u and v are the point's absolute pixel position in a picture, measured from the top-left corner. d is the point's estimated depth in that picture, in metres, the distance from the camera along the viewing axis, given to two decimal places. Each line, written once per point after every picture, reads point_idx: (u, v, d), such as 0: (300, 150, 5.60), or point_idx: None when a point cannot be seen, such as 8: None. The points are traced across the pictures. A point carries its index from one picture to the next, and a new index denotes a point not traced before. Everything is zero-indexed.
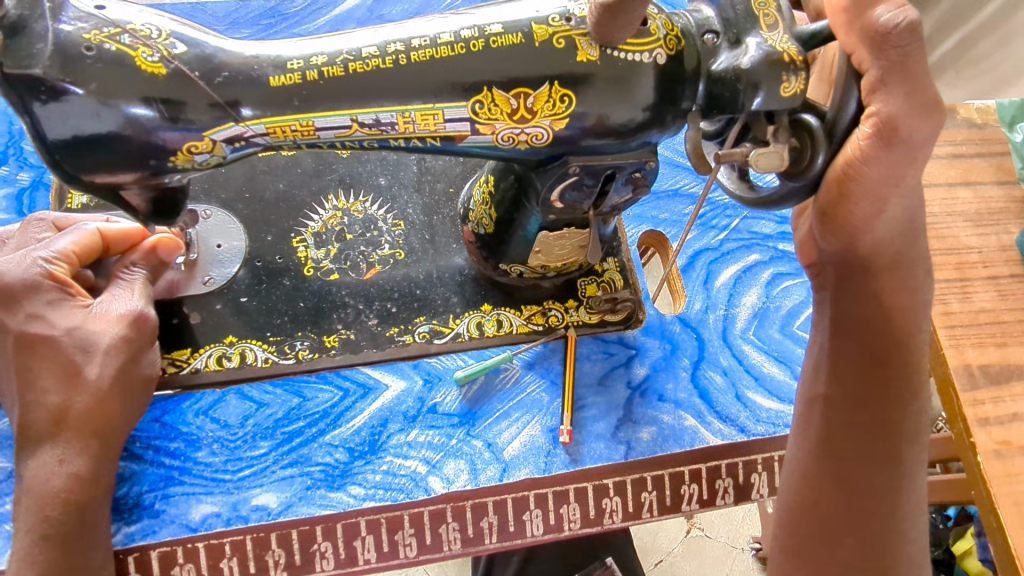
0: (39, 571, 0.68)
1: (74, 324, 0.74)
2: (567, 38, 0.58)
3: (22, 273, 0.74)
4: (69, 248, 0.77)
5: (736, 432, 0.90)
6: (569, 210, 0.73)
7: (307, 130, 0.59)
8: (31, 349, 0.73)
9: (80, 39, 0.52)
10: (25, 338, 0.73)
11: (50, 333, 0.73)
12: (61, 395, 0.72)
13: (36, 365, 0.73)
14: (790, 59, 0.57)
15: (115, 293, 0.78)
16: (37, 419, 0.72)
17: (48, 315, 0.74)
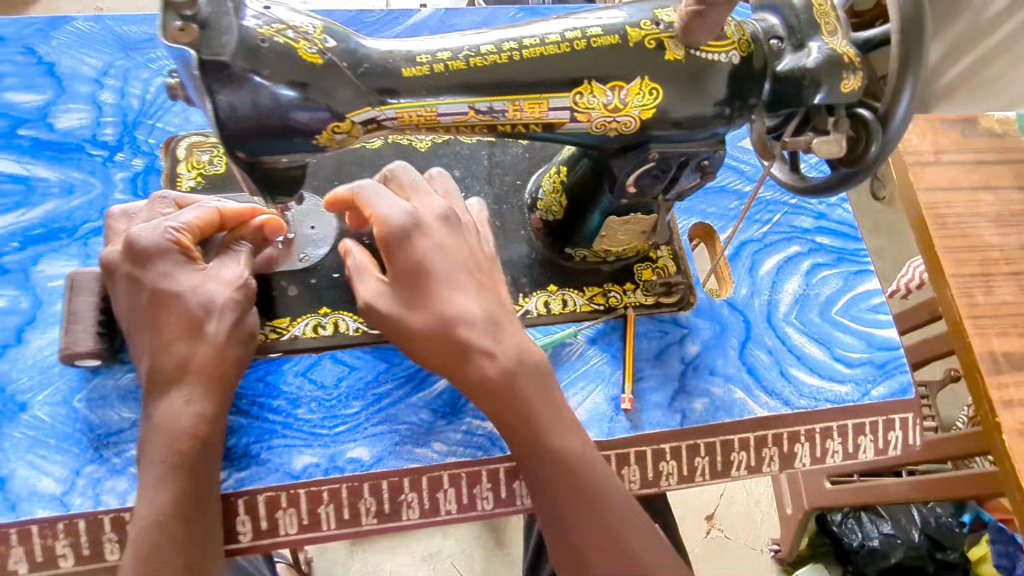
0: (169, 497, 0.76)
1: (197, 284, 0.83)
2: (658, 40, 0.68)
3: (155, 239, 0.83)
4: (194, 221, 0.85)
5: (782, 405, 0.98)
6: (642, 193, 0.81)
7: (431, 115, 0.69)
8: (162, 304, 0.81)
9: (256, 33, 0.62)
10: (154, 295, 0.81)
11: (177, 291, 0.82)
12: (187, 346, 0.81)
13: (164, 318, 0.81)
14: (849, 60, 0.67)
15: (229, 263, 0.87)
16: (166, 366, 0.80)
17: (175, 275, 0.82)
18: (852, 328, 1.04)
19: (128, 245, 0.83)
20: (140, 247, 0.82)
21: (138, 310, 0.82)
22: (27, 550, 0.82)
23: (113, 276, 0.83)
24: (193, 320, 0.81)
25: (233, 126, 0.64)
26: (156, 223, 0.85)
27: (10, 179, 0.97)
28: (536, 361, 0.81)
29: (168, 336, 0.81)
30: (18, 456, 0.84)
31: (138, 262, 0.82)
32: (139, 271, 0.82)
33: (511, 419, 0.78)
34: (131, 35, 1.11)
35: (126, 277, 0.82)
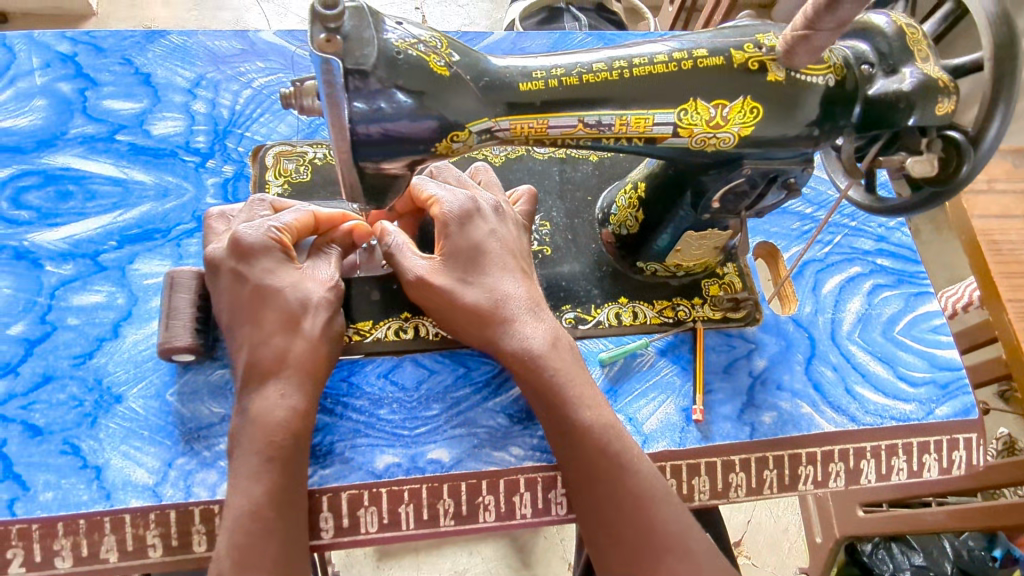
0: (265, 486, 0.77)
1: (296, 282, 0.87)
2: (761, 62, 0.72)
3: (259, 236, 0.86)
4: (293, 223, 0.89)
5: (848, 421, 1.00)
6: (726, 208, 0.86)
7: (541, 128, 0.74)
8: (263, 299, 0.85)
9: (393, 46, 0.66)
10: (256, 288, 0.85)
11: (277, 287, 0.85)
12: (285, 341, 0.84)
13: (264, 313, 0.84)
14: (943, 85, 0.71)
15: (323, 264, 0.91)
16: (264, 359, 0.83)
17: (277, 272, 0.86)
18: (914, 348, 1.06)
19: (233, 241, 0.86)
20: (244, 244, 0.86)
21: (239, 304, 0.85)
22: (119, 539, 0.83)
23: (217, 270, 0.87)
24: (291, 315, 0.85)
25: (361, 130, 0.68)
26: (259, 222, 0.89)
27: (108, 181, 1.03)
28: (589, 390, 0.85)
29: (267, 329, 0.84)
30: (113, 446, 0.86)
31: (242, 258, 0.86)
32: (243, 266, 0.86)
33: (565, 434, 0.82)
34: (222, 51, 1.17)
35: (230, 272, 0.86)
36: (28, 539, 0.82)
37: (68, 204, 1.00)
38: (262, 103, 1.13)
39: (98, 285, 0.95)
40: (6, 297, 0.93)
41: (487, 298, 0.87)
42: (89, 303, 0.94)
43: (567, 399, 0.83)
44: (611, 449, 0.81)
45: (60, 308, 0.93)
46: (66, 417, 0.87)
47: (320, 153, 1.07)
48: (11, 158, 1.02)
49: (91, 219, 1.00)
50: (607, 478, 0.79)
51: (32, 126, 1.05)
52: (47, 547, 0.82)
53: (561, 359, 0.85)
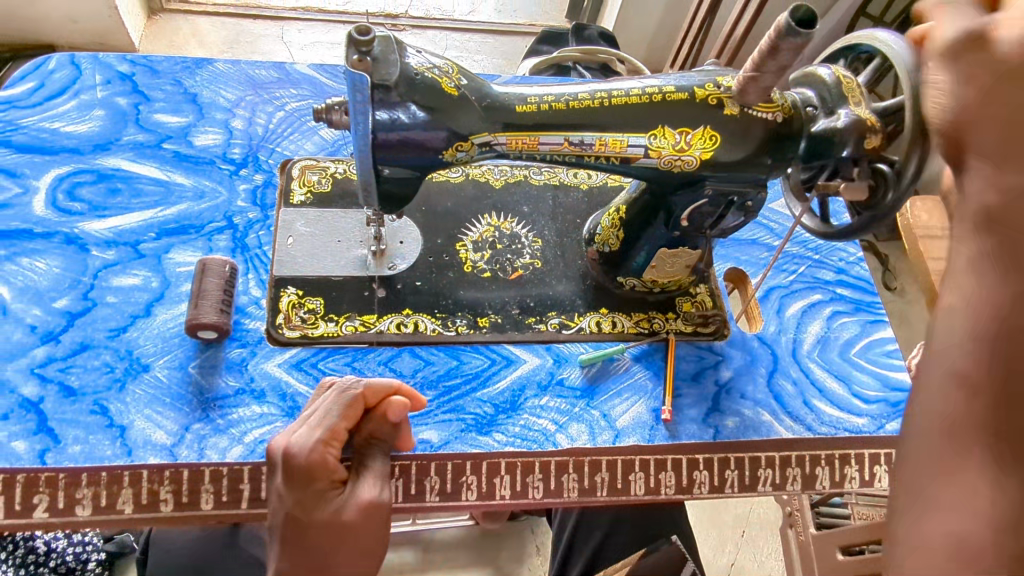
0: None
1: (341, 501, 0.78)
2: (719, 98, 0.86)
3: (301, 450, 0.80)
4: (342, 424, 0.85)
5: (804, 429, 1.09)
6: (693, 225, 0.98)
7: (533, 144, 0.87)
8: (302, 521, 0.77)
9: (413, 69, 0.80)
10: (300, 501, 0.78)
11: (327, 496, 0.79)
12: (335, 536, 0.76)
13: (310, 511, 0.77)
14: (871, 124, 0.84)
15: (370, 478, 0.83)
16: (308, 561, 0.75)
17: (320, 480, 0.79)
18: (869, 369, 1.17)
19: (285, 454, 0.81)
20: (291, 463, 0.80)
21: (280, 516, 0.79)
22: (135, 492, 0.92)
23: (273, 473, 0.83)
24: (330, 519, 0.77)
25: (382, 136, 0.82)
26: (309, 428, 0.84)
27: (152, 182, 1.16)
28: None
29: (317, 532, 0.76)
30: (138, 409, 0.96)
31: (297, 478, 0.79)
32: (287, 486, 0.79)
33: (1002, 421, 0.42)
34: (261, 78, 1.33)
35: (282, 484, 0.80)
36: (54, 486, 0.91)
37: (115, 200, 1.13)
38: (293, 124, 1.28)
39: (136, 269, 1.07)
40: (55, 274, 1.05)
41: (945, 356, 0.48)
42: (126, 284, 1.06)
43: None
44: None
45: (101, 287, 1.05)
46: (98, 381, 0.97)
47: (341, 168, 1.22)
48: (69, 158, 1.16)
49: (135, 212, 1.13)
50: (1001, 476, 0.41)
51: (89, 132, 1.20)
52: (70, 494, 0.91)
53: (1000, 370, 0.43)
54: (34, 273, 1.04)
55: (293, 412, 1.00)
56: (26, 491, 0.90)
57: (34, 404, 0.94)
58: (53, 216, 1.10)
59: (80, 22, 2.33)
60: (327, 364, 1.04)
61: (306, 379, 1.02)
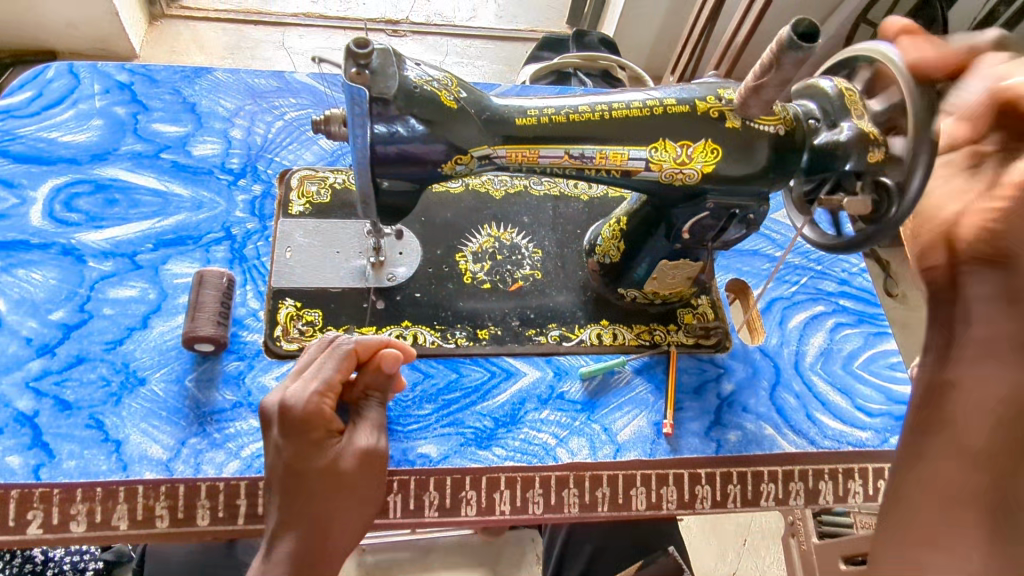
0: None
1: (338, 449, 0.85)
2: (721, 112, 0.86)
3: (300, 402, 0.84)
4: (337, 376, 0.88)
5: (807, 443, 1.08)
6: (695, 238, 0.98)
7: (533, 157, 0.86)
8: (301, 469, 0.82)
9: (412, 82, 0.80)
10: (299, 453, 0.82)
11: (322, 447, 0.84)
12: (334, 487, 0.83)
13: (309, 458, 0.82)
14: (874, 137, 0.83)
15: (366, 428, 0.89)
16: (307, 511, 0.81)
17: (317, 431, 0.84)
18: (872, 382, 1.15)
19: (281, 407, 0.85)
20: (289, 415, 0.83)
21: (276, 466, 0.83)
22: (130, 508, 0.91)
23: (267, 427, 0.86)
24: (328, 470, 0.83)
25: (381, 149, 0.81)
26: (304, 381, 0.87)
27: (150, 192, 1.16)
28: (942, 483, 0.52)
29: (313, 479, 0.82)
30: (134, 423, 0.95)
31: (294, 429, 0.83)
32: (286, 438, 0.83)
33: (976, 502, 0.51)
34: (260, 87, 1.32)
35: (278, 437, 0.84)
36: (48, 502, 0.90)
37: (112, 210, 1.13)
38: (292, 133, 1.27)
39: (133, 281, 1.07)
40: (51, 286, 1.04)
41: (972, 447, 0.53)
42: (123, 296, 1.05)
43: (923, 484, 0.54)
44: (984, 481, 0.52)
45: (97, 299, 1.04)
46: (94, 394, 0.96)
47: (340, 178, 1.21)
48: (66, 168, 1.15)
49: (132, 223, 1.12)
50: (1001, 530, 0.48)
51: (87, 142, 1.19)
52: (64, 510, 0.90)
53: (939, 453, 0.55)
54: (30, 285, 1.03)
55: None
56: (20, 507, 0.89)
57: (29, 418, 0.93)
58: (50, 227, 1.09)
59: (80, 28, 2.32)
60: None
61: None
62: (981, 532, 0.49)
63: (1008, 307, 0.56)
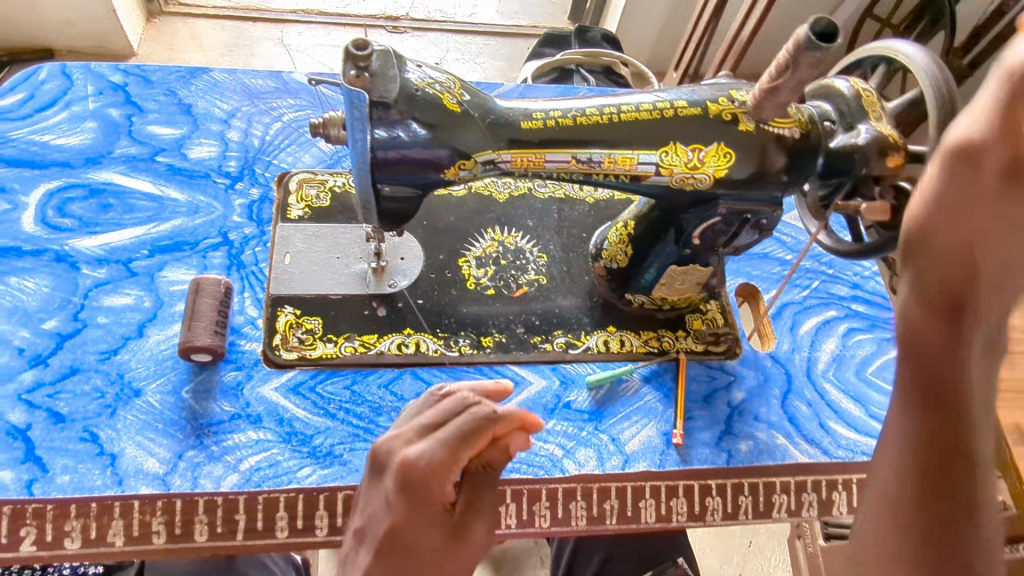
0: None
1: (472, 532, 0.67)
2: (733, 114, 0.83)
3: (427, 464, 0.66)
4: (471, 449, 0.68)
5: (820, 453, 1.05)
6: (706, 243, 0.95)
7: (540, 161, 0.83)
8: (397, 544, 0.65)
9: (413, 85, 0.77)
10: (411, 523, 0.65)
11: (434, 515, 0.66)
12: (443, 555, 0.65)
13: (409, 534, 0.65)
14: (894, 140, 0.81)
15: (481, 516, 0.68)
16: None
17: (434, 499, 0.66)
18: (886, 389, 1.12)
19: (400, 465, 0.67)
20: (412, 475, 0.66)
21: (379, 525, 0.67)
22: (126, 524, 0.89)
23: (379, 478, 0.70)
24: (455, 540, 0.66)
25: (382, 154, 0.78)
26: (432, 439, 0.68)
27: (145, 197, 1.13)
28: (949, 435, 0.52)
29: (420, 550, 0.65)
30: (129, 436, 0.93)
31: (404, 493, 0.66)
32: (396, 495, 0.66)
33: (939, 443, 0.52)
34: (258, 87, 1.29)
35: (385, 499, 0.67)
36: (42, 518, 0.87)
37: (107, 215, 1.10)
38: (290, 135, 1.24)
39: (128, 288, 1.04)
40: (44, 294, 1.01)
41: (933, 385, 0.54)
42: (118, 304, 1.02)
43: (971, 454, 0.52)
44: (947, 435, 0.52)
45: (91, 307, 1.01)
46: (88, 407, 0.94)
47: (340, 181, 1.18)
48: (60, 172, 1.13)
49: (128, 229, 1.09)
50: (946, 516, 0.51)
51: (81, 145, 1.16)
52: (58, 527, 0.87)
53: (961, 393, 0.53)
54: (23, 294, 1.01)
55: (291, 437, 0.96)
56: (12, 524, 0.87)
57: (21, 432, 0.91)
58: (43, 233, 1.06)
59: (77, 25, 2.29)
60: (325, 388, 1.00)
61: (303, 404, 0.99)
62: (910, 523, 0.52)
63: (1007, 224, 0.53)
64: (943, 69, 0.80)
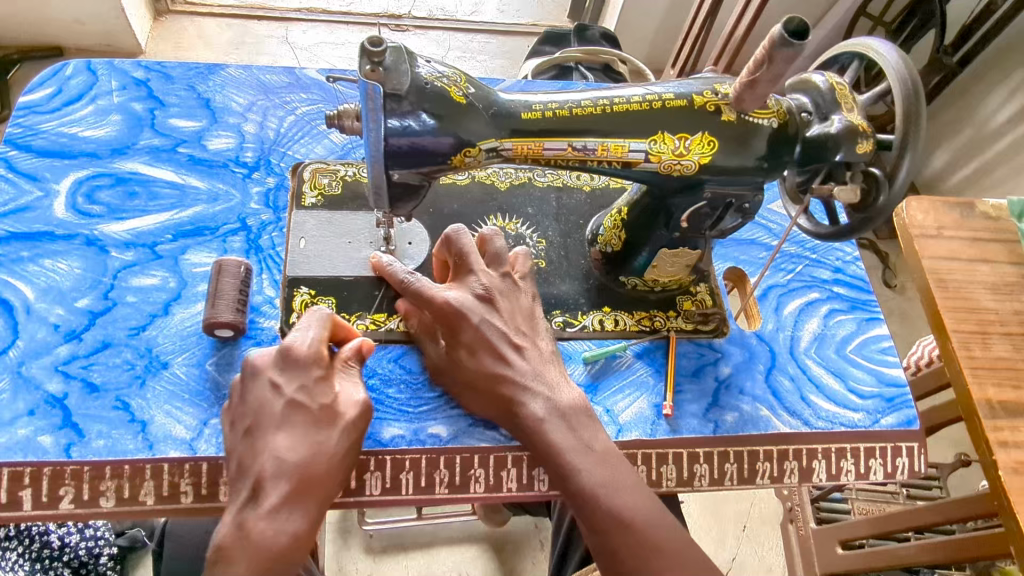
0: None
1: (330, 420, 0.90)
2: (716, 105, 0.90)
3: (306, 351, 0.92)
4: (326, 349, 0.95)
5: (801, 424, 1.13)
6: (692, 226, 1.02)
7: (538, 149, 0.91)
8: (258, 428, 0.88)
9: (423, 79, 0.84)
10: (299, 468, 0.84)
11: (312, 404, 0.90)
12: (244, 513, 0.81)
13: (288, 420, 0.88)
14: (862, 130, 0.87)
15: (348, 406, 0.92)
16: (303, 481, 0.84)
17: (314, 388, 0.91)
18: (864, 366, 1.20)
19: (280, 358, 0.92)
20: (291, 358, 0.91)
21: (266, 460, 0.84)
22: (156, 484, 0.96)
23: (274, 367, 0.92)
24: (303, 497, 0.83)
25: (393, 141, 0.85)
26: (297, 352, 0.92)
27: (168, 185, 1.20)
28: (639, 537, 0.85)
29: (296, 512, 0.82)
30: (159, 405, 1.00)
31: (281, 424, 0.88)
32: (283, 375, 0.91)
33: (618, 528, 0.86)
34: (271, 83, 1.36)
35: (268, 381, 0.91)
36: (79, 479, 0.94)
37: (132, 202, 1.17)
38: (304, 128, 1.32)
39: (154, 270, 1.11)
40: (76, 275, 1.09)
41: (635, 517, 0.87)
42: (145, 284, 1.10)
43: (636, 529, 0.86)
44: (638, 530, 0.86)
45: (120, 287, 1.08)
46: (120, 377, 1.01)
47: (351, 171, 1.25)
48: (88, 162, 1.20)
49: (152, 215, 1.16)
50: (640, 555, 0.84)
51: (106, 137, 1.23)
52: (95, 486, 0.95)
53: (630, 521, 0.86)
54: (57, 274, 1.08)
55: None
56: (53, 483, 0.94)
57: (59, 400, 0.98)
58: (73, 219, 1.14)
59: (88, 24, 2.36)
60: None
61: None
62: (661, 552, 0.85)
63: (604, 468, 0.91)
64: (911, 70, 0.87)
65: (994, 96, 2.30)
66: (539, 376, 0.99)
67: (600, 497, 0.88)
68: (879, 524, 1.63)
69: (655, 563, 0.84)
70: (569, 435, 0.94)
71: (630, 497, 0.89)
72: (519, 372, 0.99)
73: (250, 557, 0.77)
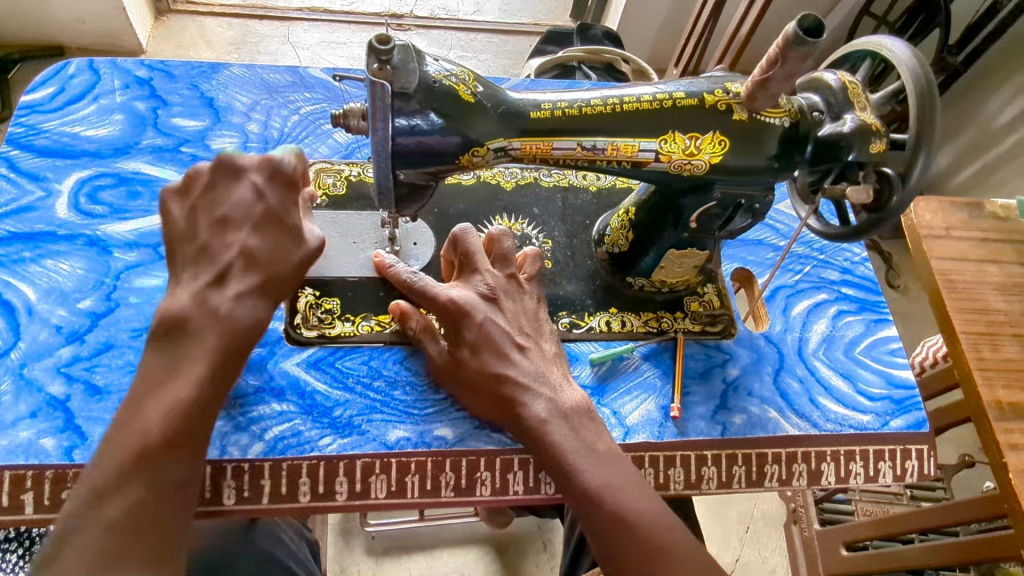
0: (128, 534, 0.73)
1: (297, 246, 0.95)
2: (727, 104, 0.89)
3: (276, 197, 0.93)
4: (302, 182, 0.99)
5: (810, 426, 1.11)
6: (702, 227, 1.01)
7: (546, 149, 0.90)
8: (228, 229, 0.91)
9: (431, 77, 0.83)
10: (233, 329, 0.87)
11: (285, 224, 0.93)
12: (206, 293, 0.88)
13: (264, 233, 0.92)
14: (875, 129, 0.87)
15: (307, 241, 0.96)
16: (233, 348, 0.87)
17: (291, 211, 0.94)
18: (873, 367, 1.18)
19: (267, 165, 0.93)
20: (276, 173, 0.93)
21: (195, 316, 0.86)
22: None
23: (256, 171, 0.93)
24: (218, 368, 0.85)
25: (400, 140, 0.84)
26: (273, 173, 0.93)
27: None
28: (642, 539, 0.83)
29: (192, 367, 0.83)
30: None
31: (263, 232, 0.92)
32: (267, 183, 0.93)
33: (620, 530, 0.84)
34: (275, 82, 1.35)
35: (252, 185, 0.92)
36: None
37: (135, 202, 1.16)
38: (307, 127, 1.31)
39: (157, 271, 1.10)
40: (79, 276, 1.08)
41: (638, 519, 0.85)
42: (148, 285, 1.08)
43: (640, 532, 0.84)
44: (644, 533, 0.84)
45: (123, 288, 1.07)
46: (123, 379, 1.00)
47: (355, 171, 1.24)
48: (90, 162, 1.19)
49: (155, 215, 1.15)
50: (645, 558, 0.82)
51: (109, 136, 1.22)
52: None
53: (634, 522, 0.85)
54: (59, 275, 1.07)
55: (312, 409, 1.02)
56: (55, 487, 0.93)
57: (61, 402, 0.97)
58: (76, 219, 1.13)
59: (88, 23, 2.35)
60: (344, 364, 1.07)
61: (324, 377, 1.05)
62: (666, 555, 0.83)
63: (607, 471, 0.90)
64: (925, 67, 0.85)
65: (999, 95, 2.29)
66: (542, 378, 0.99)
67: (603, 498, 0.87)
68: (884, 525, 1.61)
69: (658, 563, 0.82)
70: (572, 435, 0.93)
71: (634, 498, 0.87)
72: (522, 371, 0.98)
73: (169, 415, 0.80)
